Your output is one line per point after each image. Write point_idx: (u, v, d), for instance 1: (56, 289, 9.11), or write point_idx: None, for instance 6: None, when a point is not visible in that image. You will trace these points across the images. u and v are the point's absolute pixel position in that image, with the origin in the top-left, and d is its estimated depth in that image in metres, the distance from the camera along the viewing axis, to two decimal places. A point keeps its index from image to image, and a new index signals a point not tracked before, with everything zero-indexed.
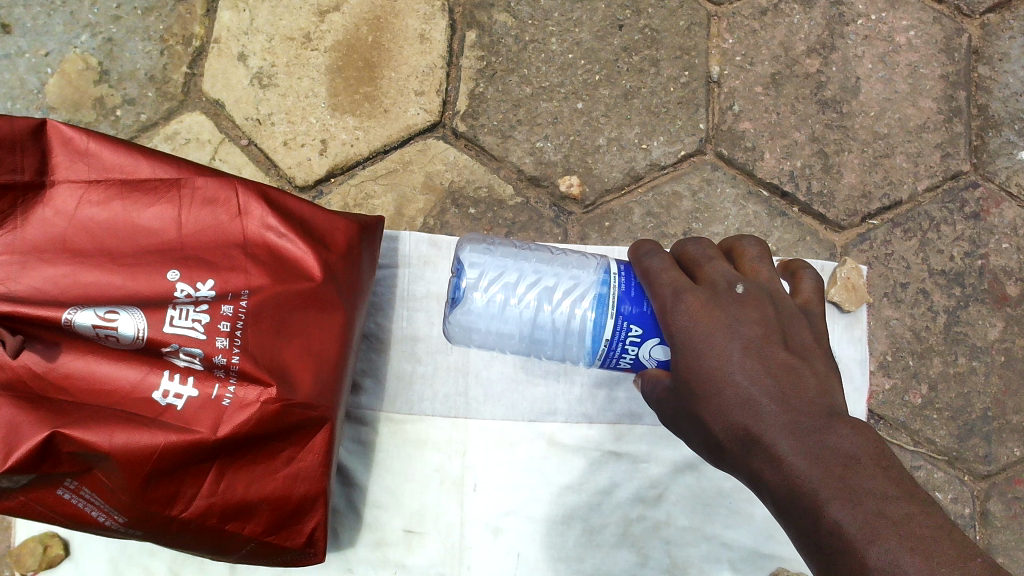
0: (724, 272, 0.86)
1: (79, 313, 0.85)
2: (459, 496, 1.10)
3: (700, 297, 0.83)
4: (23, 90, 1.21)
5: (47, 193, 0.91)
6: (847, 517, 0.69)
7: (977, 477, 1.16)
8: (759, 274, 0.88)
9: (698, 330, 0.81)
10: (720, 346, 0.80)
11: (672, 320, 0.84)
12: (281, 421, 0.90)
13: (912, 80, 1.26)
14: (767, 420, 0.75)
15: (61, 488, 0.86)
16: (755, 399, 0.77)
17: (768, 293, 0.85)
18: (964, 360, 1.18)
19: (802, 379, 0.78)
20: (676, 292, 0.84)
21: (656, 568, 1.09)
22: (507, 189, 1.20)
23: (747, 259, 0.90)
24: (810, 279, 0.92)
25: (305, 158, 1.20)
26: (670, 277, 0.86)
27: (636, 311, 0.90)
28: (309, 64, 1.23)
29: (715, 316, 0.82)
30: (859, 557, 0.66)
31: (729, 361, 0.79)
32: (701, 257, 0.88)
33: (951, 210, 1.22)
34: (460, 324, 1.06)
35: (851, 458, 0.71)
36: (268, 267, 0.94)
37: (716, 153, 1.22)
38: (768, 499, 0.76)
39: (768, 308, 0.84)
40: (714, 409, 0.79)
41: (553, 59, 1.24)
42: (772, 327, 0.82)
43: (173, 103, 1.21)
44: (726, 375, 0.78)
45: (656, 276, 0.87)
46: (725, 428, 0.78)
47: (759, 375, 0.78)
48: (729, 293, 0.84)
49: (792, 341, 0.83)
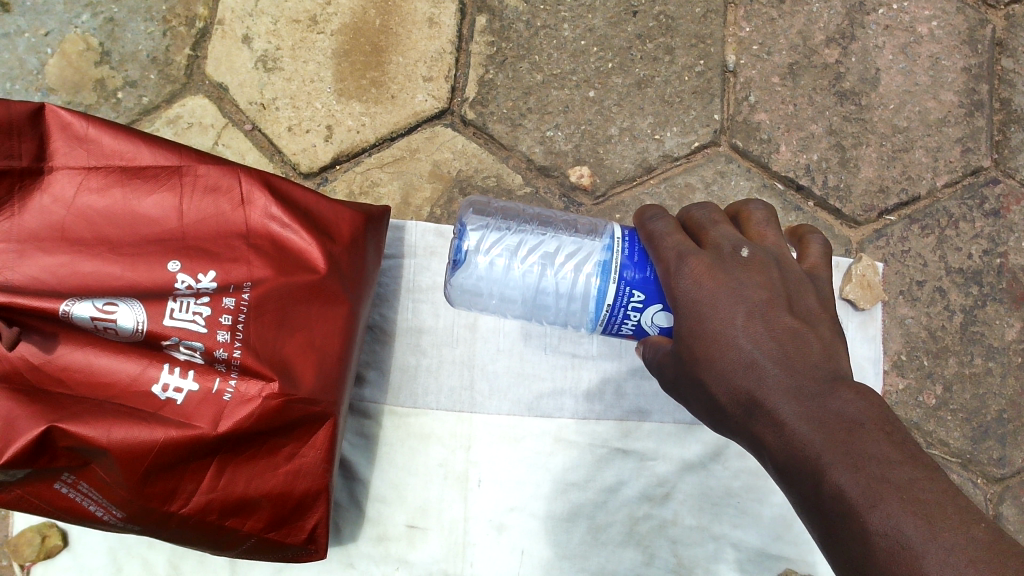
0: (727, 235, 0.83)
1: (77, 305, 0.83)
2: (463, 491, 1.08)
3: (704, 261, 0.80)
4: (22, 70, 1.18)
5: (45, 179, 0.88)
6: (849, 481, 0.67)
7: (990, 479, 1.14)
8: (765, 237, 0.85)
9: (701, 294, 0.78)
10: (723, 311, 0.77)
11: (675, 281, 0.81)
12: (283, 416, 0.88)
13: (934, 72, 1.23)
14: (771, 385, 0.74)
15: (58, 482, 0.84)
16: (759, 363, 0.75)
17: (774, 258, 0.82)
18: (980, 360, 1.16)
19: (806, 345, 0.76)
20: (681, 255, 0.81)
21: (662, 568, 1.08)
22: (515, 178, 1.17)
23: (753, 223, 0.87)
24: (818, 242, 0.89)
25: (310, 144, 1.17)
26: (673, 242, 0.83)
27: (641, 277, 0.87)
28: (315, 47, 1.20)
29: (720, 279, 0.79)
30: (861, 521, 0.66)
31: (733, 325, 0.77)
32: (705, 221, 0.86)
33: (970, 207, 1.19)
34: (462, 291, 1.03)
35: (854, 423, 0.70)
36: (271, 258, 0.92)
37: (731, 145, 1.19)
38: (769, 465, 0.75)
39: (773, 272, 0.81)
40: (717, 372, 0.77)
41: (565, 46, 1.21)
42: (777, 292, 0.79)
43: (175, 86, 1.19)
44: (730, 340, 0.76)
45: (660, 240, 0.84)
46: (727, 392, 0.76)
47: (764, 339, 0.76)
48: (733, 258, 0.81)
49: (797, 306, 0.80)
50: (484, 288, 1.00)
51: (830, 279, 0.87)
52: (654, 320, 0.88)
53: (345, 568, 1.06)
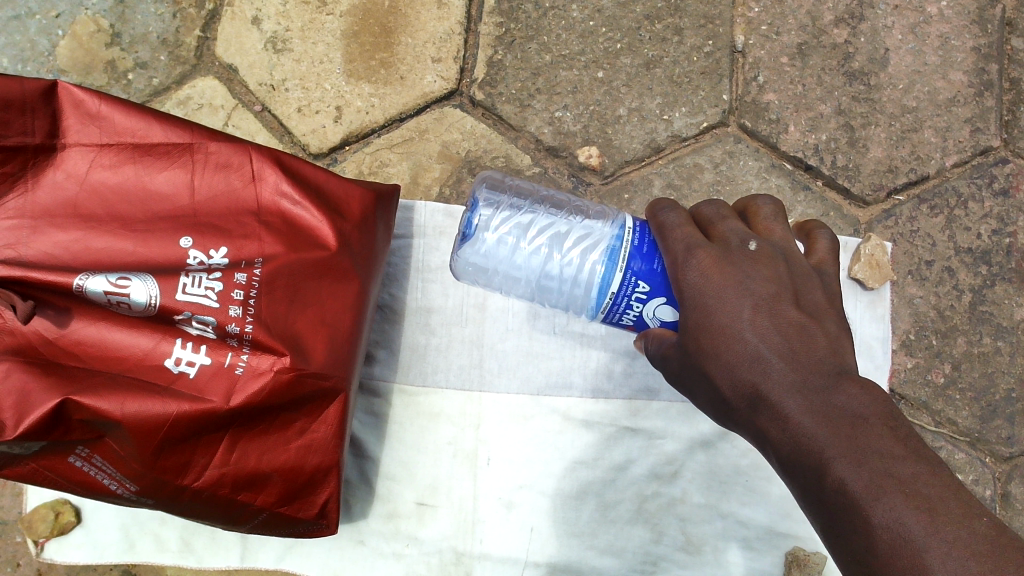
0: (736, 229, 0.84)
1: (90, 279, 0.84)
2: (472, 469, 1.09)
3: (711, 254, 0.80)
4: (34, 52, 1.19)
5: (58, 156, 0.89)
6: (852, 474, 0.68)
7: (999, 458, 1.14)
8: (772, 232, 0.86)
9: (708, 287, 0.79)
10: (731, 302, 0.78)
11: (682, 274, 0.81)
12: (295, 390, 0.89)
13: (943, 52, 1.23)
14: (776, 378, 0.74)
15: (73, 455, 0.85)
16: (765, 357, 0.75)
17: (781, 252, 0.83)
18: (988, 340, 1.16)
19: (813, 338, 0.76)
20: (689, 247, 0.81)
21: (670, 545, 1.08)
22: (524, 159, 1.17)
23: (761, 218, 0.87)
24: (825, 238, 0.89)
25: (319, 125, 1.18)
26: (683, 234, 0.83)
27: (649, 269, 0.87)
28: (324, 28, 1.20)
29: (728, 272, 0.79)
30: (864, 514, 0.66)
31: (740, 317, 0.77)
32: (714, 216, 0.86)
33: (979, 186, 1.19)
34: (468, 264, 1.03)
35: (858, 418, 0.70)
36: (283, 235, 0.92)
37: (739, 125, 1.19)
38: (772, 457, 0.75)
39: (780, 266, 0.81)
40: (721, 364, 0.77)
41: (574, 27, 1.21)
42: (784, 285, 0.79)
43: (186, 67, 1.19)
44: (736, 334, 0.77)
45: (670, 231, 0.85)
46: (732, 385, 0.77)
47: (769, 334, 0.76)
48: (741, 250, 0.81)
49: (804, 299, 0.80)
50: (490, 263, 1.00)
51: (837, 273, 0.87)
52: (659, 311, 0.89)
53: (356, 545, 1.07)
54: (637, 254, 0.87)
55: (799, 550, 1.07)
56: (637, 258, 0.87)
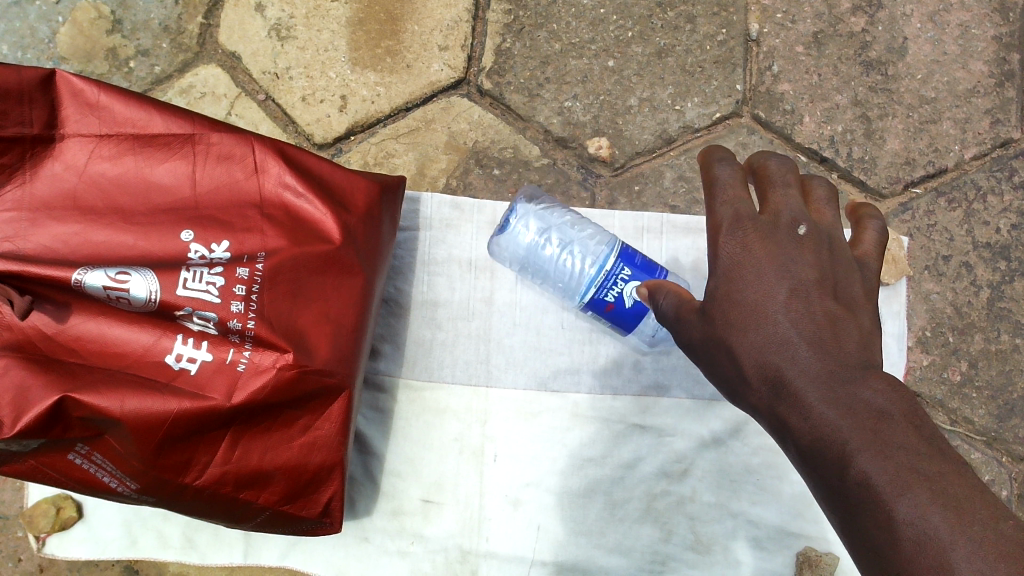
0: (789, 205, 0.80)
1: (90, 274, 0.82)
2: (478, 466, 1.07)
3: (758, 231, 0.78)
4: (33, 39, 1.17)
5: (56, 147, 0.87)
6: (876, 469, 0.65)
7: (1015, 458, 1.12)
8: (824, 215, 0.82)
9: (745, 261, 0.77)
10: (767, 283, 0.76)
11: (723, 242, 0.79)
12: (298, 388, 0.87)
13: (963, 41, 1.20)
14: (803, 367, 0.72)
15: (72, 452, 0.83)
16: (793, 343, 0.73)
17: (829, 240, 0.80)
18: (1006, 337, 1.13)
19: (844, 330, 0.74)
20: (737, 217, 0.79)
21: (679, 545, 1.06)
22: (533, 150, 1.15)
23: (813, 197, 0.83)
24: (875, 230, 0.84)
25: (324, 114, 1.16)
26: (732, 200, 0.80)
27: (634, 260, 0.98)
28: (329, 15, 1.18)
29: (770, 252, 0.77)
30: (888, 510, 0.63)
31: (775, 299, 0.75)
32: (774, 178, 0.81)
33: (999, 179, 1.17)
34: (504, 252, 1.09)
35: (882, 413, 0.68)
36: (286, 228, 0.90)
37: (753, 116, 1.16)
38: (791, 450, 0.73)
39: (825, 255, 0.79)
40: (747, 345, 0.75)
41: (584, 14, 1.19)
42: (825, 275, 0.77)
43: (188, 55, 1.17)
44: (769, 316, 0.75)
45: (721, 192, 0.81)
46: (757, 368, 0.74)
47: (801, 320, 0.74)
48: (789, 232, 0.78)
49: (841, 292, 0.78)
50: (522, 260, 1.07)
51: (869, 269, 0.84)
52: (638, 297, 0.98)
53: (360, 542, 1.06)
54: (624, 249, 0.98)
55: (810, 550, 1.05)
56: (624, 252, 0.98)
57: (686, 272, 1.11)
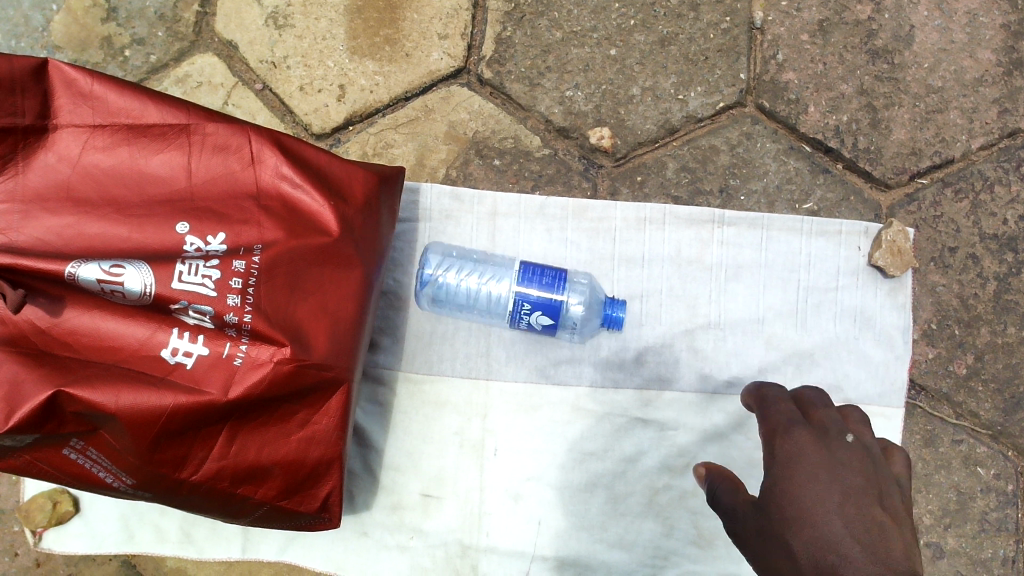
0: (833, 417, 0.91)
1: (83, 267, 0.81)
2: (478, 460, 1.06)
3: (809, 434, 0.88)
4: (28, 28, 1.15)
5: (49, 138, 0.86)
6: None
7: (1021, 452, 1.11)
8: (865, 433, 0.90)
9: (799, 471, 0.84)
10: (820, 490, 0.82)
11: (780, 437, 0.88)
12: (295, 382, 0.86)
13: (971, 29, 1.18)
14: (852, 557, 0.76)
15: (67, 448, 0.82)
16: (842, 538, 0.77)
17: (874, 456, 0.88)
18: (1013, 330, 1.12)
19: (889, 538, 0.78)
20: (790, 423, 0.89)
21: (682, 539, 1.05)
22: (534, 140, 1.14)
23: (852, 420, 0.92)
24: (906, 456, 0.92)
25: (322, 104, 1.14)
26: (784, 410, 0.92)
27: (531, 295, 1.00)
28: (327, 3, 1.16)
29: (823, 454, 0.85)
30: None
31: (827, 501, 0.81)
32: (815, 401, 0.93)
33: (1007, 169, 1.15)
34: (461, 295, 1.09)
35: None
36: (282, 219, 0.89)
37: (757, 105, 1.15)
38: None
39: (871, 467, 0.86)
40: (800, 536, 0.79)
41: (586, 2, 1.17)
42: (871, 482, 0.84)
43: (184, 43, 1.15)
44: (818, 518, 0.80)
45: (773, 407, 0.93)
46: (810, 555, 0.78)
47: (853, 518, 0.79)
48: (838, 438, 0.88)
49: (887, 501, 0.84)
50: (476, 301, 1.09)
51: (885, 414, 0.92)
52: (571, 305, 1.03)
53: (360, 537, 1.05)
54: (520, 286, 1.01)
55: None
56: (521, 290, 1.01)
57: (689, 263, 1.10)
